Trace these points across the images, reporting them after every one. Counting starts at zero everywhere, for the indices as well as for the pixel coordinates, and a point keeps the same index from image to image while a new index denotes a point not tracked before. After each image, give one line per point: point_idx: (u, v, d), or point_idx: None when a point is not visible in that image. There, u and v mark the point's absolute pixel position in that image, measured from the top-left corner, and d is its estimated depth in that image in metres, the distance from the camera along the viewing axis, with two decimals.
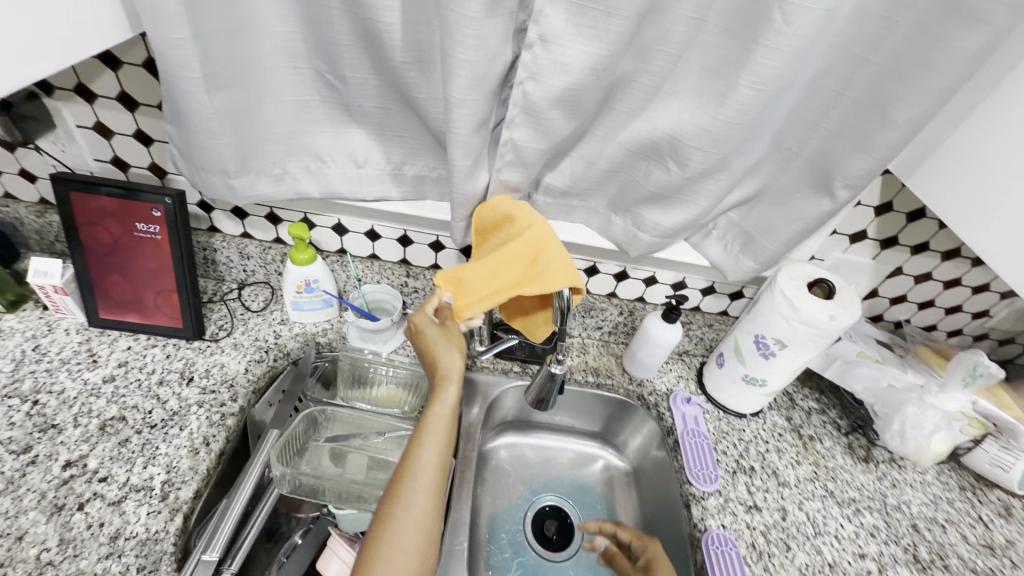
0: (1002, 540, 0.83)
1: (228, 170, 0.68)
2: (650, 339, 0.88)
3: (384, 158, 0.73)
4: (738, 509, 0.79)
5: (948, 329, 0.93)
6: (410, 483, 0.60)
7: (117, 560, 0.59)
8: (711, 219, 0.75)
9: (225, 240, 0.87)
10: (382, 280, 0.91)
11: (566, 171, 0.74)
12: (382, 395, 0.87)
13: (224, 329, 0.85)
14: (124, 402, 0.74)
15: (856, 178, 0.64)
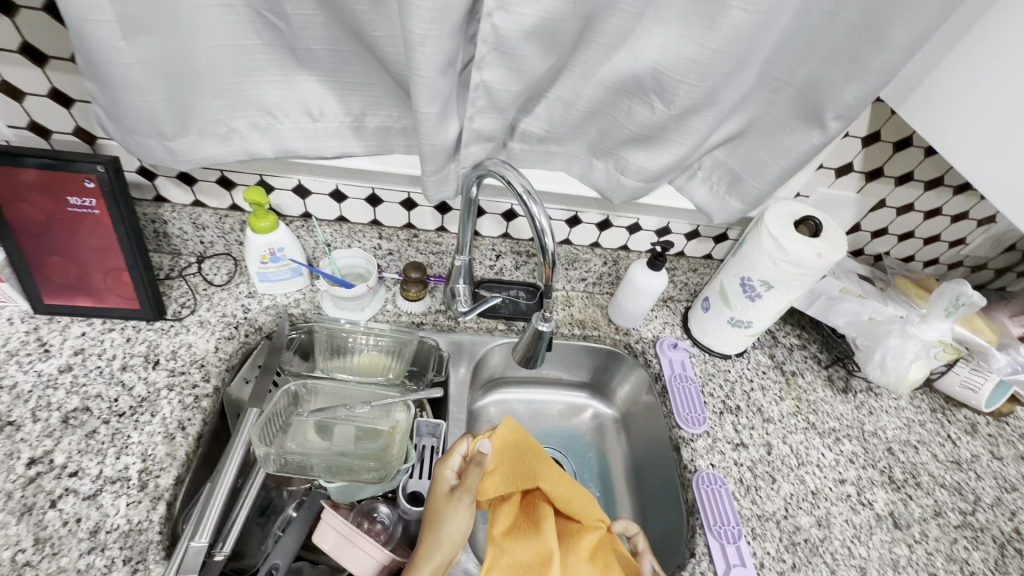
0: (968, 454, 0.87)
1: (165, 132, 0.60)
2: (636, 287, 0.86)
3: (341, 109, 0.66)
4: (726, 447, 0.81)
5: (924, 259, 0.94)
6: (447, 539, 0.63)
7: (100, 554, 0.57)
8: (696, 159, 0.71)
9: (175, 209, 0.80)
10: (353, 244, 0.85)
11: (542, 114, 0.68)
12: (363, 363, 0.83)
13: (187, 306, 0.80)
14: (86, 391, 0.69)
15: (848, 107, 0.60)
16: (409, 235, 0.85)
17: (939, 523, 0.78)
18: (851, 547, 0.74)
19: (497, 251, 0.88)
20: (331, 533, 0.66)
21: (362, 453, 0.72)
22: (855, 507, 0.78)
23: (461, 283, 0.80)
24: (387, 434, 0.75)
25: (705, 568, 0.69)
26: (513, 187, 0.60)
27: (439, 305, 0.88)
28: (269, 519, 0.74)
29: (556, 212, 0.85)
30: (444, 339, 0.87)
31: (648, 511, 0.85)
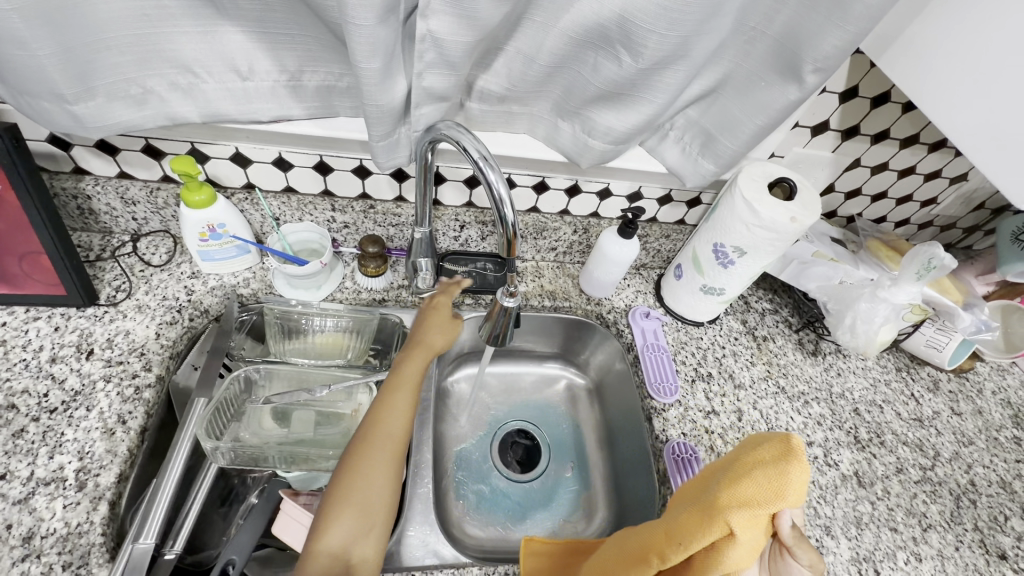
0: (929, 411, 0.89)
1: (64, 94, 0.53)
2: (606, 256, 0.83)
3: (275, 66, 0.58)
4: (697, 415, 0.81)
5: (895, 220, 0.93)
6: (349, 497, 0.57)
7: (36, 561, 0.53)
8: (668, 118, 0.67)
9: (98, 182, 0.72)
10: (304, 217, 0.79)
11: (501, 70, 0.62)
12: (321, 344, 0.79)
13: (122, 290, 0.73)
14: (11, 387, 0.63)
15: (827, 60, 0.56)
16: (364, 206, 0.79)
17: (900, 479, 0.80)
18: (817, 507, 0.75)
19: (461, 222, 0.83)
20: (295, 525, 0.63)
21: (321, 440, 0.69)
22: (821, 467, 0.79)
23: (423, 257, 0.75)
24: (349, 417, 0.72)
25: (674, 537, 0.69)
26: (468, 154, 0.55)
27: (401, 280, 0.83)
28: (231, 509, 0.70)
29: (521, 178, 0.80)
30: (409, 315, 0.83)
31: (622, 476, 0.84)
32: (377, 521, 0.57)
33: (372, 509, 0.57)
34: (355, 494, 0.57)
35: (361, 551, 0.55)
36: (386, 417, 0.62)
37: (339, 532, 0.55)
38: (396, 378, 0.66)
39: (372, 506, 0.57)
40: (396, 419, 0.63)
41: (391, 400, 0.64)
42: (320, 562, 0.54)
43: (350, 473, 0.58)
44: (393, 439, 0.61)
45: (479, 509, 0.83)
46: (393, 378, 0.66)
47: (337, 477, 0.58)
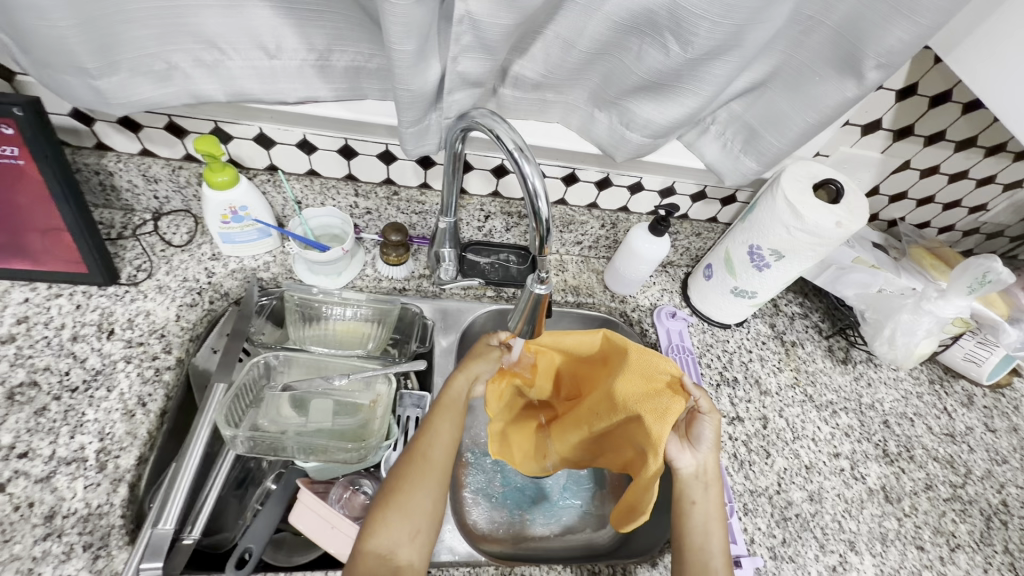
0: (962, 427, 0.85)
1: (87, 68, 0.51)
2: (634, 253, 0.80)
3: (303, 44, 0.55)
4: (721, 421, 0.79)
5: (940, 225, 0.89)
6: (403, 497, 0.57)
7: (57, 541, 0.53)
8: (710, 112, 0.63)
9: (120, 158, 0.70)
10: (326, 201, 0.77)
11: (537, 55, 0.58)
12: (340, 332, 0.78)
13: (143, 270, 0.73)
14: (33, 364, 0.63)
15: (892, 55, 0.51)
16: (388, 192, 0.77)
17: (929, 496, 0.78)
18: (841, 522, 0.73)
19: (486, 212, 0.81)
20: (310, 515, 0.62)
21: (339, 431, 0.68)
22: (847, 481, 0.77)
23: (446, 247, 0.73)
24: (367, 408, 0.71)
25: None
26: (502, 144, 0.52)
27: (422, 270, 0.81)
28: (247, 491, 0.70)
29: (551, 169, 0.77)
30: (429, 305, 0.81)
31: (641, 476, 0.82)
32: (426, 533, 0.57)
33: (427, 518, 0.57)
34: (408, 502, 0.57)
35: (407, 555, 0.55)
36: (435, 432, 0.63)
37: (390, 534, 0.55)
38: (447, 399, 0.66)
39: (424, 515, 0.57)
40: (447, 443, 0.63)
41: (439, 411, 0.65)
42: (367, 562, 0.53)
43: (401, 489, 0.58)
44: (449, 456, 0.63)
45: (491, 503, 0.79)
46: (442, 398, 0.66)
47: (389, 482, 0.59)
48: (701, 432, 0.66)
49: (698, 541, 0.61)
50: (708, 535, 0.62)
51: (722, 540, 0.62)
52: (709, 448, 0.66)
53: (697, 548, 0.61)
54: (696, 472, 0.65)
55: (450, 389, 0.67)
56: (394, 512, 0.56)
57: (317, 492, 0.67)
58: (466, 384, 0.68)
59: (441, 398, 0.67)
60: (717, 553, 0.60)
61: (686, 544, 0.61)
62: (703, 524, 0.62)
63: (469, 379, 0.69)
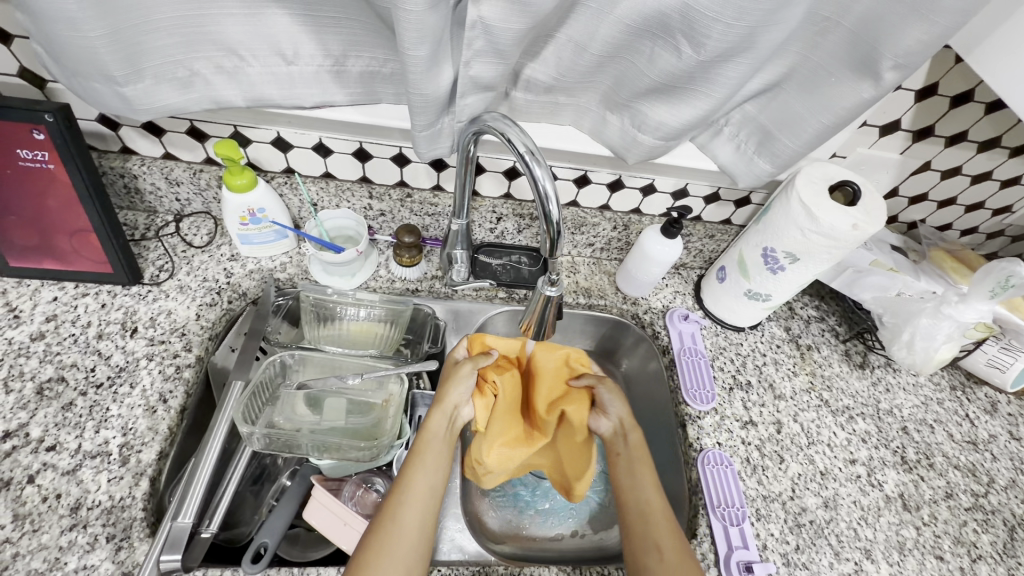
0: (985, 434, 0.83)
1: (114, 76, 0.53)
2: (646, 255, 0.80)
3: (319, 50, 0.56)
4: (734, 425, 0.78)
5: (962, 228, 0.87)
6: (382, 549, 0.55)
7: (82, 531, 0.55)
8: (724, 114, 0.62)
9: (144, 162, 0.73)
10: (342, 203, 0.78)
11: (550, 59, 0.59)
12: (354, 332, 0.79)
13: (165, 270, 0.75)
14: (60, 360, 0.66)
15: (909, 55, 0.51)
16: (402, 194, 0.78)
17: (949, 505, 0.76)
18: (857, 529, 0.72)
19: (498, 214, 0.81)
20: (323, 512, 0.63)
21: (353, 429, 0.70)
22: (864, 488, 0.75)
23: (458, 248, 0.74)
24: (379, 408, 0.72)
25: (705, 550, 0.67)
26: (513, 147, 0.52)
27: (434, 272, 0.82)
28: (263, 487, 0.71)
29: (563, 171, 0.78)
30: (441, 306, 0.82)
31: None
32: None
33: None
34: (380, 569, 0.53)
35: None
36: (414, 478, 0.61)
37: None
38: (424, 440, 0.64)
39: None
40: (423, 493, 0.61)
41: (414, 456, 0.63)
42: None
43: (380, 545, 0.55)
44: (426, 506, 0.60)
45: (503, 503, 0.80)
46: (418, 442, 0.65)
47: (365, 540, 0.56)
48: (602, 396, 0.71)
49: (630, 502, 0.64)
50: (635, 488, 0.65)
51: (649, 486, 0.65)
52: (616, 405, 0.70)
53: (634, 510, 0.63)
54: (614, 430, 0.70)
55: (427, 429, 0.66)
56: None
57: (331, 489, 0.68)
58: (444, 420, 0.67)
59: (418, 440, 0.65)
60: (648, 499, 0.63)
61: (626, 513, 0.64)
62: (631, 477, 0.66)
63: (447, 414, 0.67)
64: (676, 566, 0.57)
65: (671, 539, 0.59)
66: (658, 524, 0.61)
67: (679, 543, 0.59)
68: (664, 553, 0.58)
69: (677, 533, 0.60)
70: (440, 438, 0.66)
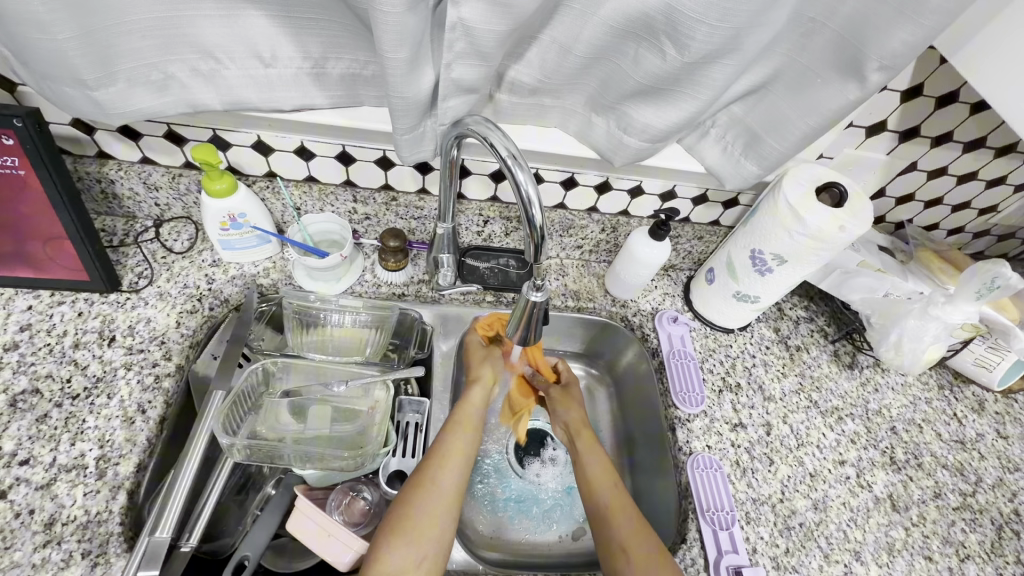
0: (973, 433, 0.84)
1: (85, 79, 0.51)
2: (634, 257, 0.79)
3: (298, 53, 0.55)
4: (724, 428, 0.78)
5: (948, 227, 0.87)
6: (417, 514, 0.58)
7: (57, 547, 0.54)
8: (710, 115, 0.62)
9: (121, 167, 0.71)
10: (325, 207, 0.77)
11: (534, 61, 0.58)
12: (339, 338, 0.78)
13: (144, 277, 0.73)
14: (35, 371, 0.64)
15: (895, 57, 0.50)
16: (387, 198, 0.77)
17: (937, 506, 0.76)
18: (847, 531, 0.72)
19: (485, 217, 0.80)
20: (309, 523, 0.62)
21: (338, 437, 0.69)
22: (853, 489, 0.75)
23: (444, 253, 0.73)
24: (365, 415, 0.71)
25: (695, 555, 0.67)
26: (496, 152, 0.52)
27: (420, 276, 0.81)
28: (248, 496, 0.70)
29: (550, 173, 0.77)
30: (427, 311, 0.81)
31: (646, 485, 0.81)
32: (435, 556, 0.57)
33: (438, 539, 0.57)
34: (418, 526, 0.57)
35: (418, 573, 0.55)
36: (457, 445, 0.65)
37: (398, 558, 0.55)
38: (462, 411, 0.68)
39: (435, 533, 0.58)
40: (460, 457, 0.64)
41: (451, 424, 0.67)
42: None
43: (413, 512, 0.58)
44: (462, 472, 0.63)
45: (493, 509, 0.79)
46: (457, 414, 0.68)
47: (397, 504, 0.59)
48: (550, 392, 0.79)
49: (586, 475, 0.71)
50: (587, 465, 0.71)
51: (599, 461, 0.72)
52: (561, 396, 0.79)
53: (588, 484, 0.70)
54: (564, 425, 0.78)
55: (467, 402, 0.70)
56: (403, 533, 0.57)
57: (315, 499, 0.67)
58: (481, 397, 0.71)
59: (459, 410, 0.69)
60: (598, 472, 0.70)
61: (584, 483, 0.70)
62: (585, 456, 0.72)
63: (484, 390, 0.72)
64: (636, 539, 0.62)
65: (626, 508, 0.66)
66: (614, 499, 0.67)
67: (635, 511, 0.65)
68: (624, 523, 0.64)
69: (631, 505, 0.66)
70: (478, 412, 0.70)
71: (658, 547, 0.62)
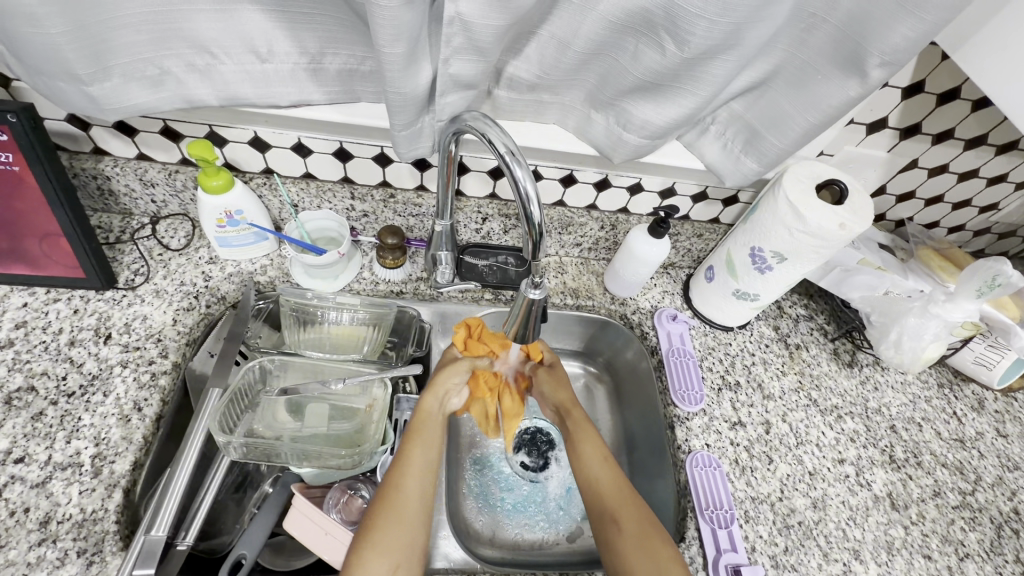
0: (972, 432, 0.83)
1: (79, 75, 0.51)
2: (633, 254, 0.79)
3: (295, 48, 0.55)
4: (723, 426, 0.77)
5: (949, 225, 0.86)
6: (383, 528, 0.56)
7: (52, 546, 0.54)
8: (710, 112, 0.61)
9: (117, 164, 0.70)
10: (323, 204, 0.77)
11: (533, 56, 0.57)
12: (337, 336, 0.77)
13: (141, 274, 0.73)
14: (30, 369, 0.64)
15: (896, 53, 0.50)
16: (385, 195, 0.76)
17: (937, 504, 0.76)
18: (846, 530, 0.71)
19: (483, 214, 0.80)
20: (306, 522, 0.62)
21: (335, 436, 0.68)
22: (852, 487, 0.75)
23: (443, 250, 0.72)
24: (362, 413, 0.71)
25: (694, 553, 0.67)
26: (494, 148, 0.51)
27: (419, 273, 0.81)
28: (245, 495, 0.70)
29: (548, 170, 0.77)
30: (426, 309, 0.81)
31: (645, 483, 0.80)
32: (406, 568, 0.55)
33: (406, 552, 0.56)
34: (384, 538, 0.55)
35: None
36: (416, 456, 0.62)
37: (367, 575, 0.53)
38: (419, 421, 0.66)
39: (402, 548, 0.56)
40: (421, 468, 0.62)
41: (409, 434, 0.65)
42: None
43: (379, 526, 0.56)
44: (424, 483, 0.61)
45: (491, 507, 0.79)
46: (416, 422, 0.66)
47: (364, 519, 0.57)
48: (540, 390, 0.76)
49: (586, 479, 0.67)
50: (588, 467, 0.67)
51: (599, 461, 0.67)
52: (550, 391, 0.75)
53: (590, 488, 0.66)
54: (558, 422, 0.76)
55: (423, 410, 0.67)
56: (370, 553, 0.54)
57: (313, 497, 0.67)
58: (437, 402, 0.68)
59: (414, 420, 0.66)
60: (598, 473, 0.66)
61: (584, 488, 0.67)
62: (584, 456, 0.68)
63: (440, 397, 0.69)
64: (635, 538, 0.60)
65: (629, 512, 0.62)
66: (616, 500, 0.63)
67: (636, 515, 0.62)
68: (621, 523, 0.61)
69: (637, 506, 0.63)
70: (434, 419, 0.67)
71: (667, 549, 0.59)
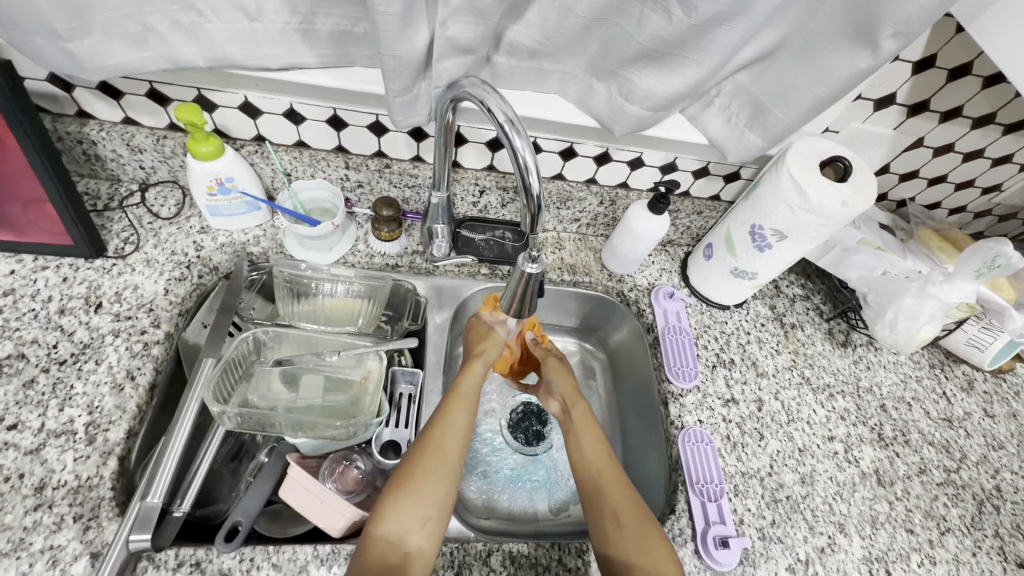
0: (960, 412, 0.84)
1: (58, 30, 0.48)
2: (630, 230, 0.78)
3: (285, 6, 0.52)
4: (715, 403, 0.78)
5: (951, 206, 0.86)
6: (417, 487, 0.57)
7: (48, 511, 0.54)
8: (715, 83, 0.60)
9: (103, 127, 0.68)
10: (316, 173, 0.75)
11: (534, 20, 0.55)
12: (332, 308, 0.77)
13: (131, 243, 0.71)
14: (20, 336, 0.63)
15: (910, 24, 0.48)
16: (380, 165, 0.74)
17: (922, 481, 0.77)
18: (832, 504, 0.73)
19: (481, 186, 0.78)
20: (300, 491, 0.62)
21: (330, 407, 0.68)
22: (840, 464, 0.76)
23: (439, 223, 0.71)
24: (358, 384, 0.71)
25: (683, 525, 0.68)
26: (492, 116, 0.49)
27: (414, 246, 0.80)
28: (241, 464, 0.70)
29: (548, 142, 0.75)
30: (422, 282, 0.80)
31: (638, 460, 0.81)
32: (432, 527, 0.55)
33: (433, 511, 0.56)
34: (415, 497, 0.56)
35: (414, 546, 0.54)
36: (452, 425, 0.62)
37: (395, 524, 0.54)
38: (460, 387, 0.65)
39: (430, 510, 0.56)
40: (458, 438, 0.61)
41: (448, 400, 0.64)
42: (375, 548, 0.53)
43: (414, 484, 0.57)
44: (458, 456, 0.60)
45: (484, 481, 0.79)
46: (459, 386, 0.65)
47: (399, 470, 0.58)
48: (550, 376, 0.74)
49: (586, 465, 0.66)
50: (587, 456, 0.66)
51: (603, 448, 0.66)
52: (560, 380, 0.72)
53: (588, 471, 0.65)
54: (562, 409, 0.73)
55: (468, 376, 0.66)
56: (399, 509, 0.55)
57: (309, 467, 0.67)
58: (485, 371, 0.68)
59: (456, 386, 0.66)
60: (598, 458, 0.66)
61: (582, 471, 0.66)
62: (584, 440, 0.67)
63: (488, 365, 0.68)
64: (632, 530, 0.59)
65: (627, 501, 0.62)
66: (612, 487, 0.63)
67: (641, 506, 0.62)
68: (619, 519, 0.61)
69: (632, 492, 0.63)
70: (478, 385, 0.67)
71: (656, 535, 0.60)
